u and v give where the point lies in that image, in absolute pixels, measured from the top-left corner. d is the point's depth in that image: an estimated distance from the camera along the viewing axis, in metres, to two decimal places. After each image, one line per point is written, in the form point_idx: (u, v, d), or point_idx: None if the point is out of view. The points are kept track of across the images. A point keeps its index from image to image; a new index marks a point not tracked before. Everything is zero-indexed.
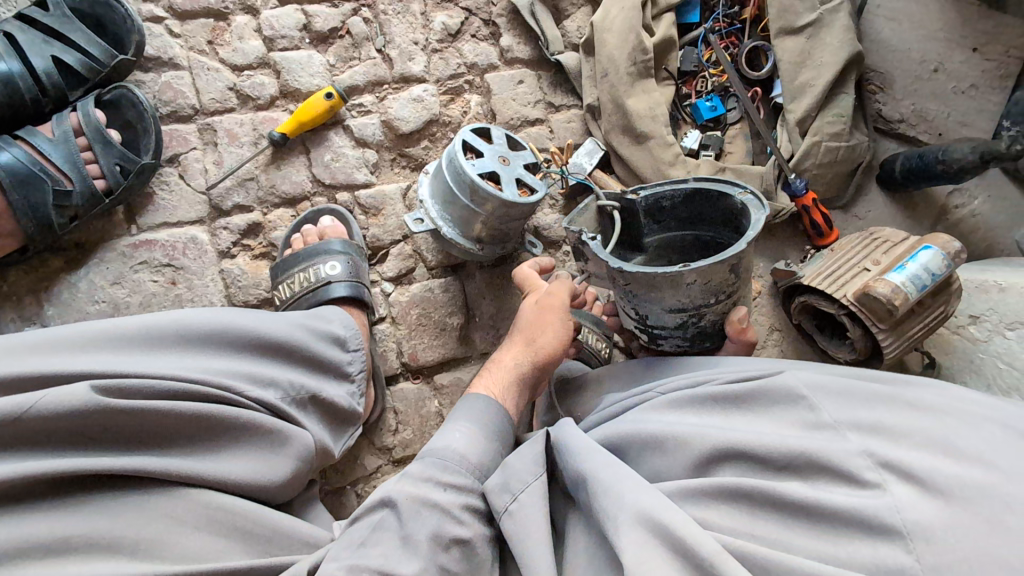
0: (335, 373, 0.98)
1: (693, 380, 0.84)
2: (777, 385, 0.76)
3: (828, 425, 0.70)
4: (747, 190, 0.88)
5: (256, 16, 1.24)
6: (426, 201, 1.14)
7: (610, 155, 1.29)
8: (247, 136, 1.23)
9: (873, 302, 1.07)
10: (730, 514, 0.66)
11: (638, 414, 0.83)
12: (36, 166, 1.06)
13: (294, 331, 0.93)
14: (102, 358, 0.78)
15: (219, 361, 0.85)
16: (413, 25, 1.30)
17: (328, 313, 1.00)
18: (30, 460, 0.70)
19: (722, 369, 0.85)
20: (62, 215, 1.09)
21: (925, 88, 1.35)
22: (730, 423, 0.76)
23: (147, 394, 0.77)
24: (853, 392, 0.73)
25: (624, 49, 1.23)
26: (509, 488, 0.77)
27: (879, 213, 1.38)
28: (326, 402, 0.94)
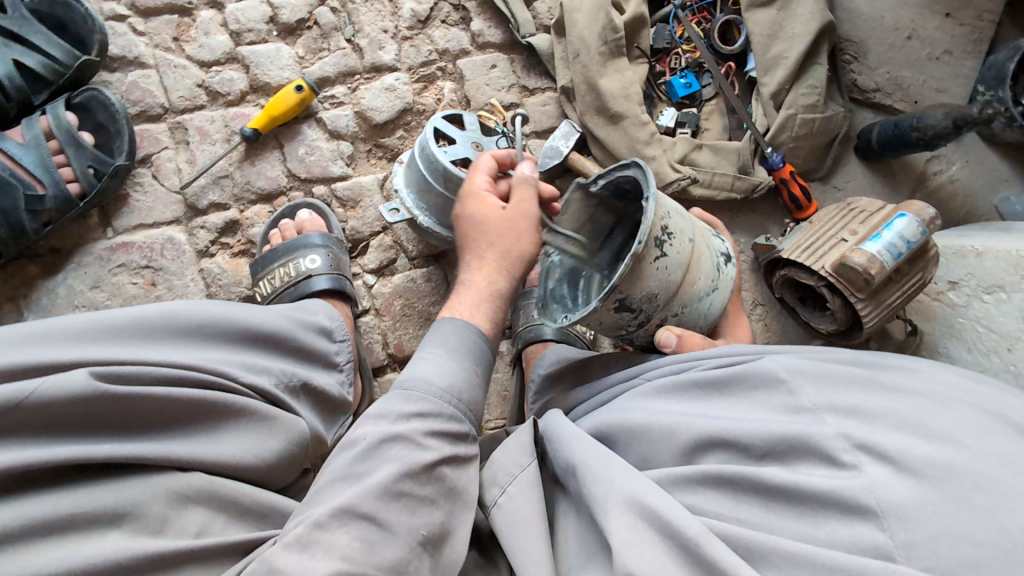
0: (323, 362, 0.99)
1: (678, 364, 0.83)
2: (757, 370, 0.75)
3: (807, 408, 0.68)
4: (648, 202, 0.77)
5: (221, 11, 1.22)
6: (401, 191, 1.14)
7: (587, 137, 1.28)
8: (219, 133, 1.22)
9: (850, 271, 1.08)
10: (715, 499, 0.67)
11: (625, 402, 0.83)
12: (7, 173, 1.06)
13: (281, 321, 0.93)
14: (90, 349, 0.77)
15: (212, 351, 0.85)
16: (382, 13, 1.28)
17: (312, 306, 1.02)
18: (31, 447, 0.69)
19: (706, 352, 0.84)
20: (36, 220, 1.08)
21: (899, 55, 1.35)
22: (713, 409, 0.75)
23: (147, 380, 0.76)
24: (832, 375, 0.71)
25: (594, 29, 1.22)
26: (498, 482, 0.79)
27: (858, 184, 1.39)
28: (318, 390, 0.95)
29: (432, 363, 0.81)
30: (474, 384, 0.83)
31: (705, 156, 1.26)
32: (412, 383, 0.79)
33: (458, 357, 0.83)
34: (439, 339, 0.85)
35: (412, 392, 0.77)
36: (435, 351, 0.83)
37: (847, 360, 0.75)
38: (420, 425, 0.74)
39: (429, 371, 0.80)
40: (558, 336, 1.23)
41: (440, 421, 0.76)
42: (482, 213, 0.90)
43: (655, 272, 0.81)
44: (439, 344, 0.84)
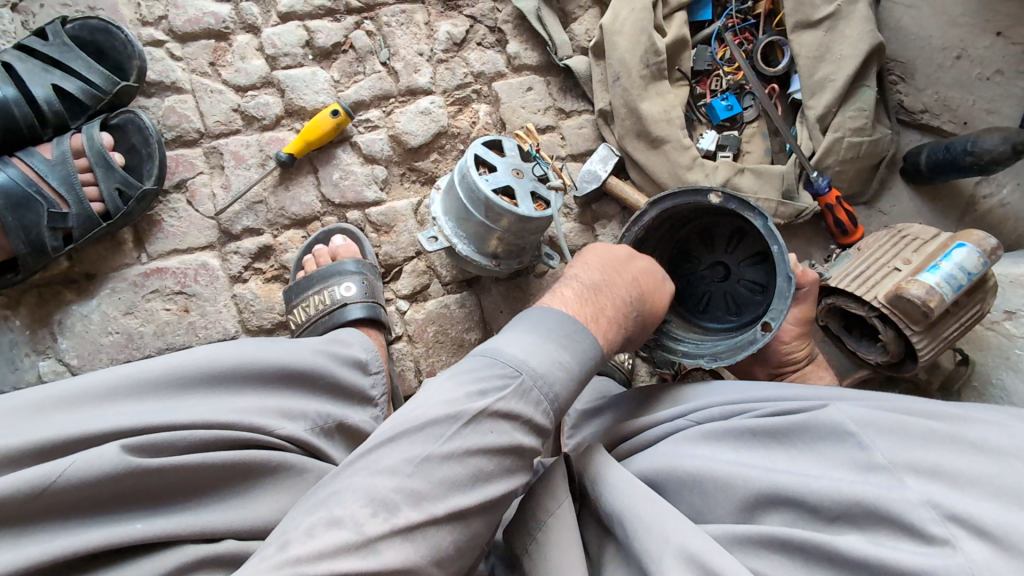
0: (359, 399, 0.91)
1: (728, 408, 0.80)
2: (822, 420, 0.71)
3: (882, 466, 0.64)
4: (717, 192, 0.88)
5: (257, 35, 1.21)
6: (439, 218, 1.12)
7: (626, 160, 1.25)
8: (254, 157, 1.20)
9: (905, 303, 1.04)
10: (782, 565, 0.63)
11: (671, 446, 0.79)
12: (32, 188, 1.05)
13: (316, 358, 0.87)
14: (124, 412, 0.72)
15: (245, 399, 0.79)
16: (417, 36, 1.26)
17: (347, 337, 0.96)
18: (56, 535, 0.63)
19: (763, 394, 0.80)
20: (55, 237, 1.08)
21: (948, 75, 1.30)
22: (773, 461, 0.71)
23: (183, 446, 0.71)
24: (910, 431, 0.66)
25: (636, 52, 1.19)
26: (527, 530, 0.75)
27: (904, 208, 1.35)
28: (354, 429, 0.87)
29: (543, 350, 0.72)
30: (575, 381, 0.74)
31: (748, 181, 1.22)
32: (515, 357, 0.71)
33: (575, 354, 0.74)
34: (551, 326, 0.75)
35: (513, 367, 0.70)
36: (559, 347, 0.73)
37: (919, 412, 0.71)
38: (504, 406, 0.68)
39: (532, 352, 0.72)
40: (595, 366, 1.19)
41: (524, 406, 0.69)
42: (636, 277, 0.86)
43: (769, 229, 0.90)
44: (545, 330, 0.74)
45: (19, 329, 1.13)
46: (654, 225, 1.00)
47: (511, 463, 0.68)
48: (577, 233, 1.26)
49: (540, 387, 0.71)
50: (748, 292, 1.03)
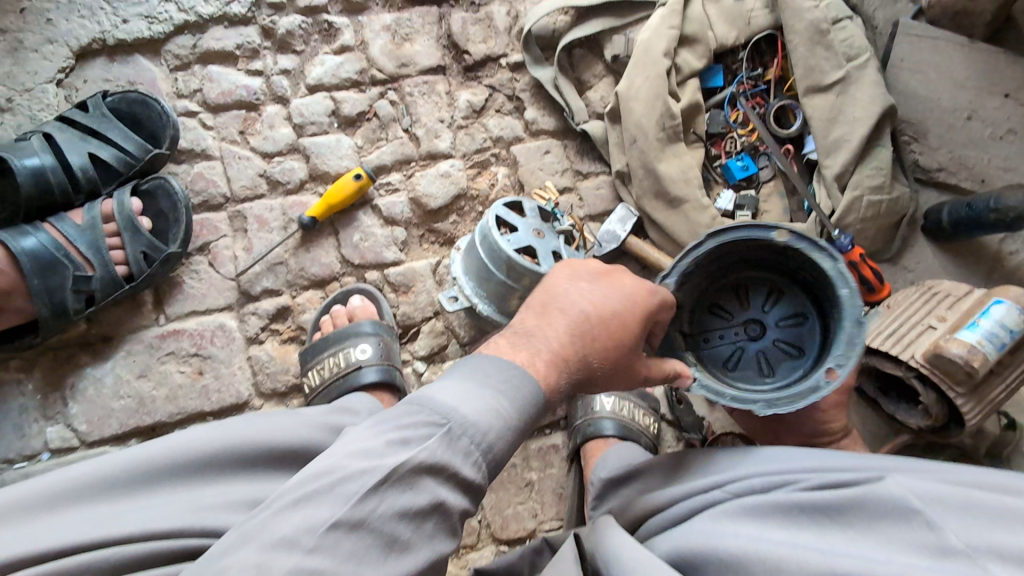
0: None
1: (768, 479, 0.73)
2: (881, 496, 0.65)
3: (958, 550, 0.59)
4: (783, 227, 0.80)
5: (286, 105, 1.26)
6: (460, 278, 1.11)
7: (643, 220, 1.26)
8: (277, 220, 1.22)
9: (947, 364, 0.99)
10: None
11: (709, 522, 0.71)
12: (60, 252, 1.07)
13: (310, 433, 0.81)
14: (56, 523, 0.66)
15: (244, 487, 0.74)
16: (438, 104, 1.31)
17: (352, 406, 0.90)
18: None
19: (800, 461, 0.74)
20: (78, 299, 1.08)
21: (960, 135, 1.32)
22: (826, 541, 0.64)
23: (115, 561, 0.65)
24: (978, 509, 0.62)
25: (652, 116, 1.22)
26: None
27: (929, 265, 1.33)
28: None
29: (479, 399, 0.65)
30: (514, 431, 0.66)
31: None
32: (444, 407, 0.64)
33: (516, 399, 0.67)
34: (490, 375, 0.67)
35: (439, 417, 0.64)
36: (500, 394, 0.66)
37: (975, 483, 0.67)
38: (428, 459, 0.61)
39: (464, 399, 0.65)
40: (619, 432, 1.14)
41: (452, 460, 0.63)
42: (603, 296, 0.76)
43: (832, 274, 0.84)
44: (482, 377, 0.67)
45: (31, 393, 1.11)
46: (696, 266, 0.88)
47: (429, 526, 0.62)
48: None
49: (468, 440, 0.64)
50: (782, 353, 0.93)
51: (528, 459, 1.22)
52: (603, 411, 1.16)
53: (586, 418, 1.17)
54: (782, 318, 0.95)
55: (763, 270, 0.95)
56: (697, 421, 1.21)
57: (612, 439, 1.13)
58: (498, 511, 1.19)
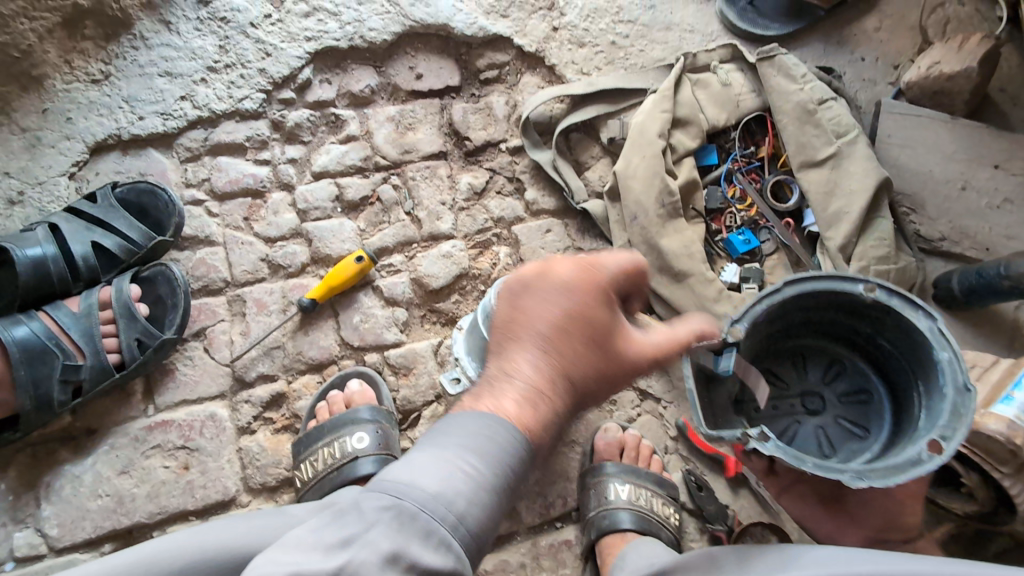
0: None
1: None
2: None
3: None
4: (874, 284, 0.87)
5: (291, 192, 1.29)
6: (461, 360, 1.07)
7: (648, 295, 1.24)
8: (276, 304, 1.21)
9: (987, 442, 0.92)
10: None
11: None
12: (52, 341, 1.04)
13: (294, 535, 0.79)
14: None
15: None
16: (440, 187, 1.33)
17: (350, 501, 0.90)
18: None
19: (857, 564, 0.65)
20: (65, 390, 1.04)
21: (957, 205, 1.33)
22: None
23: None
24: None
25: (650, 193, 1.24)
26: None
27: (946, 335, 1.28)
28: None
29: (442, 465, 0.65)
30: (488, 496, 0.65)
31: None
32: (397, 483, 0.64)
33: (485, 456, 0.66)
34: (457, 431, 0.68)
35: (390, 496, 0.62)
36: (463, 457, 0.65)
37: None
38: (371, 550, 0.59)
39: (421, 471, 0.64)
40: (638, 525, 1.05)
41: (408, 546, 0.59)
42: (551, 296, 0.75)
43: (904, 341, 0.90)
44: (446, 440, 0.67)
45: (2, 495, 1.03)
46: (769, 319, 0.94)
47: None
48: None
49: (430, 514, 0.62)
50: (848, 432, 0.98)
51: (538, 558, 1.11)
52: (618, 502, 1.07)
53: (600, 511, 1.07)
54: (843, 393, 1.02)
55: (826, 344, 1.04)
56: (721, 510, 1.12)
57: (630, 534, 1.04)
58: None
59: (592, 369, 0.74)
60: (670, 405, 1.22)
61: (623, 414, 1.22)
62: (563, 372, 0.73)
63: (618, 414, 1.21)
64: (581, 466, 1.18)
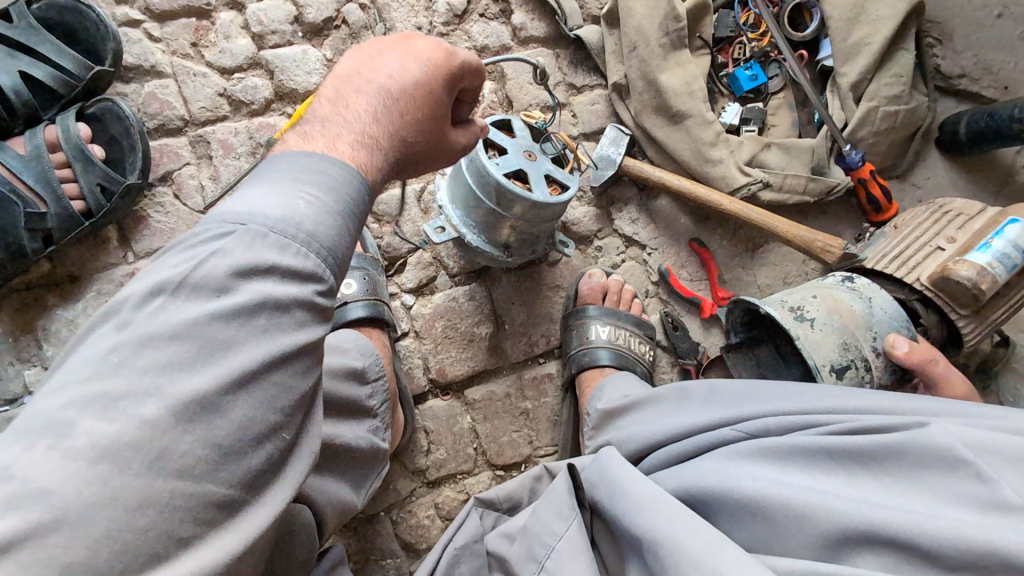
0: (356, 411, 0.86)
1: (791, 420, 0.70)
2: (921, 442, 0.59)
3: (1013, 505, 0.53)
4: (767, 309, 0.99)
5: (242, 12, 1.12)
6: (446, 208, 1.03)
7: (641, 138, 1.17)
8: (244, 145, 1.12)
9: (953, 286, 0.96)
10: None
11: (720, 461, 0.71)
12: (7, 188, 0.97)
13: None
14: None
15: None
16: (414, 9, 1.16)
17: (342, 340, 0.90)
18: None
19: (825, 404, 0.71)
20: (34, 239, 0.99)
21: (989, 36, 1.21)
22: (855, 489, 0.61)
23: None
24: None
25: (653, 19, 1.10)
26: (534, 557, 0.73)
27: (939, 181, 1.26)
28: (344, 447, 0.80)
29: (281, 194, 0.54)
30: (337, 222, 0.55)
31: (774, 157, 1.14)
32: (234, 207, 0.53)
33: (329, 190, 0.56)
34: (289, 168, 0.56)
35: (236, 215, 0.52)
36: (304, 187, 0.55)
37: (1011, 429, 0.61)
38: (224, 257, 0.50)
39: (262, 198, 0.53)
40: (615, 361, 1.11)
41: (271, 254, 0.51)
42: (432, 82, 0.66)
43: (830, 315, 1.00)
44: (282, 175, 0.55)
45: None
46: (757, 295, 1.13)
47: (258, 317, 0.49)
48: (591, 218, 1.22)
49: (283, 233, 0.52)
50: None
51: (523, 388, 1.21)
52: (598, 341, 1.13)
53: (582, 348, 1.14)
54: None
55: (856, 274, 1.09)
56: (693, 346, 1.20)
57: (607, 369, 1.11)
58: (493, 438, 1.20)
59: (408, 158, 0.69)
60: (654, 252, 1.24)
61: (607, 261, 1.24)
62: (397, 132, 0.64)
63: (602, 260, 1.24)
64: (564, 309, 1.23)
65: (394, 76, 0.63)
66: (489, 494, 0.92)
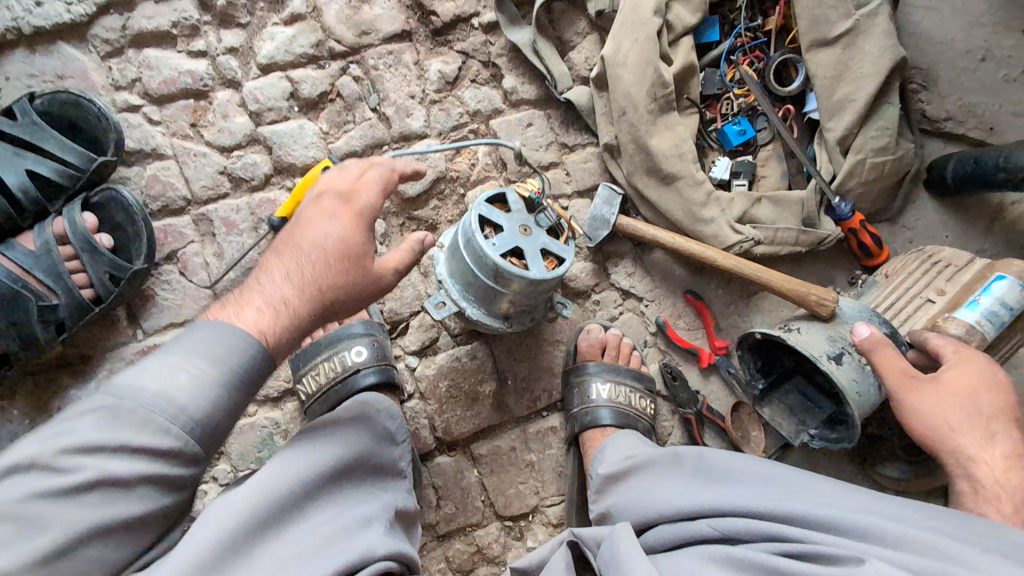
0: (395, 472, 0.92)
1: (757, 526, 0.75)
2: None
3: None
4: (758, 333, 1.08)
5: (238, 89, 1.14)
6: (445, 281, 1.06)
7: (634, 197, 1.19)
8: (246, 221, 1.14)
9: (943, 342, 0.98)
10: None
11: (697, 560, 0.75)
12: (19, 284, 1.00)
13: (359, 447, 0.85)
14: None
15: (321, 517, 0.76)
16: (407, 78, 1.18)
17: (372, 406, 0.94)
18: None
19: (792, 509, 0.76)
20: (47, 328, 1.02)
21: (972, 79, 1.23)
22: None
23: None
24: None
25: (641, 85, 1.11)
26: None
27: (929, 221, 1.28)
28: (405, 507, 0.88)
29: (183, 377, 0.68)
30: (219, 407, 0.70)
31: (765, 210, 1.16)
32: (148, 392, 0.67)
33: (215, 360, 0.70)
34: (204, 342, 0.70)
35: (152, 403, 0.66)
36: (204, 373, 0.69)
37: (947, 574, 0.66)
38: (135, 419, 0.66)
39: (165, 378, 0.68)
40: (616, 420, 1.14)
41: (159, 444, 0.66)
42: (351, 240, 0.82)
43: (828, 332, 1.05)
44: (191, 348, 0.70)
45: (16, 420, 1.08)
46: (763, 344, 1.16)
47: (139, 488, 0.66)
48: (588, 272, 1.25)
49: (172, 418, 0.67)
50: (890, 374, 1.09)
51: (527, 441, 1.24)
52: (599, 400, 1.16)
53: (583, 408, 1.16)
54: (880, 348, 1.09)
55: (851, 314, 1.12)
56: (692, 396, 1.21)
57: (609, 428, 1.14)
58: (501, 490, 1.22)
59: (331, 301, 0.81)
60: (651, 304, 1.27)
61: (605, 313, 1.26)
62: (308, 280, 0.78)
63: (600, 313, 1.26)
64: (564, 362, 1.26)
65: (322, 236, 0.81)
66: (522, 563, 0.87)
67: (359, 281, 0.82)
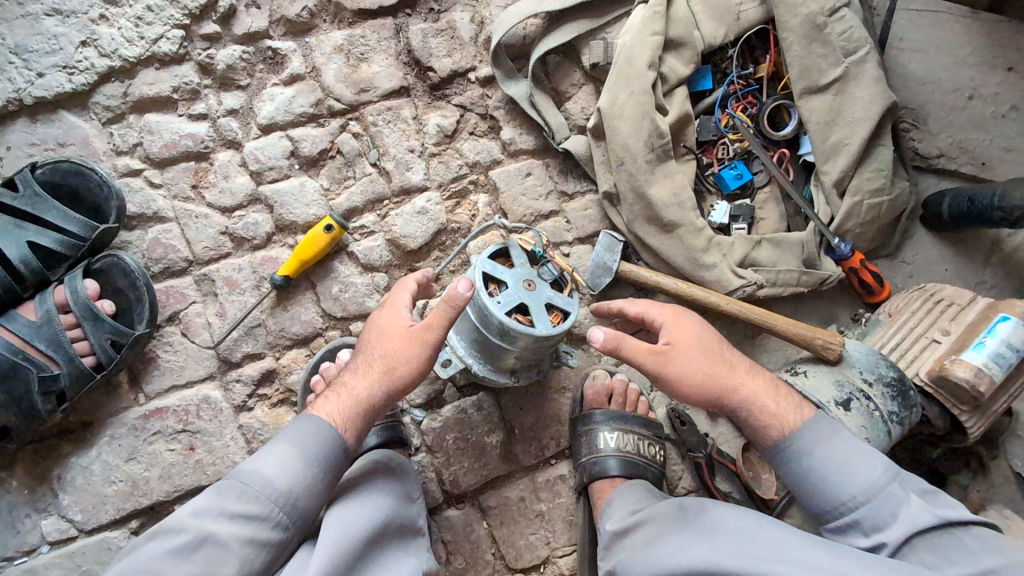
0: (415, 532, 0.96)
1: None
2: None
3: None
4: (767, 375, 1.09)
5: (239, 150, 1.15)
6: (450, 338, 1.05)
7: (635, 243, 1.20)
8: (248, 280, 1.14)
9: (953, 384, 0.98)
10: None
11: None
12: (17, 355, 0.99)
13: (382, 514, 0.89)
14: None
15: None
16: (406, 132, 1.20)
17: (388, 468, 0.98)
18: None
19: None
20: (48, 399, 1.01)
21: (961, 117, 1.26)
22: None
23: None
24: None
25: (638, 136, 1.13)
26: None
27: (928, 255, 1.29)
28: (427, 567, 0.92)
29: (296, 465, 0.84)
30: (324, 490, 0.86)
31: (766, 253, 1.17)
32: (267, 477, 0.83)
33: (298, 445, 0.85)
34: (305, 437, 0.86)
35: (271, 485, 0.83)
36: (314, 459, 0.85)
37: None
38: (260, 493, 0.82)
39: (284, 467, 0.84)
40: (625, 470, 1.13)
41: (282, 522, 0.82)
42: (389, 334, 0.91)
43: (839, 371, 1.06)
44: (299, 440, 0.86)
45: (16, 491, 1.06)
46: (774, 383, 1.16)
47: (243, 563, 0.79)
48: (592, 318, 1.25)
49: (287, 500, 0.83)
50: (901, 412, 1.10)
51: (537, 491, 1.22)
52: (608, 450, 1.15)
53: (592, 458, 1.15)
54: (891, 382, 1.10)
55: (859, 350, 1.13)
56: (701, 439, 1.20)
57: (617, 479, 1.13)
58: (511, 541, 1.20)
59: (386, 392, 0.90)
60: None
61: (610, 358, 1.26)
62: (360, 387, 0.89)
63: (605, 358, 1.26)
64: (571, 409, 1.24)
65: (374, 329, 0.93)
66: None
67: (406, 363, 0.90)
